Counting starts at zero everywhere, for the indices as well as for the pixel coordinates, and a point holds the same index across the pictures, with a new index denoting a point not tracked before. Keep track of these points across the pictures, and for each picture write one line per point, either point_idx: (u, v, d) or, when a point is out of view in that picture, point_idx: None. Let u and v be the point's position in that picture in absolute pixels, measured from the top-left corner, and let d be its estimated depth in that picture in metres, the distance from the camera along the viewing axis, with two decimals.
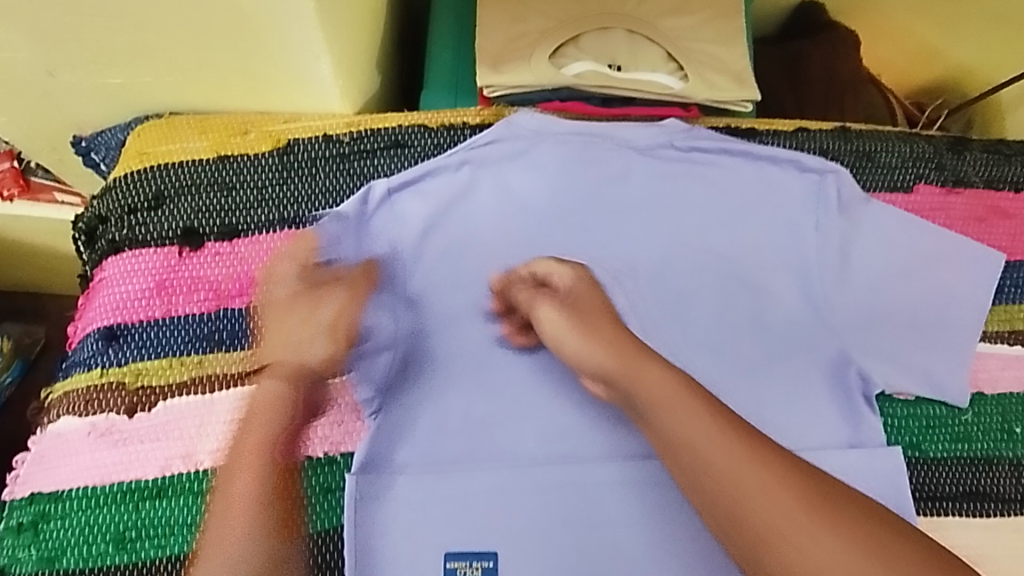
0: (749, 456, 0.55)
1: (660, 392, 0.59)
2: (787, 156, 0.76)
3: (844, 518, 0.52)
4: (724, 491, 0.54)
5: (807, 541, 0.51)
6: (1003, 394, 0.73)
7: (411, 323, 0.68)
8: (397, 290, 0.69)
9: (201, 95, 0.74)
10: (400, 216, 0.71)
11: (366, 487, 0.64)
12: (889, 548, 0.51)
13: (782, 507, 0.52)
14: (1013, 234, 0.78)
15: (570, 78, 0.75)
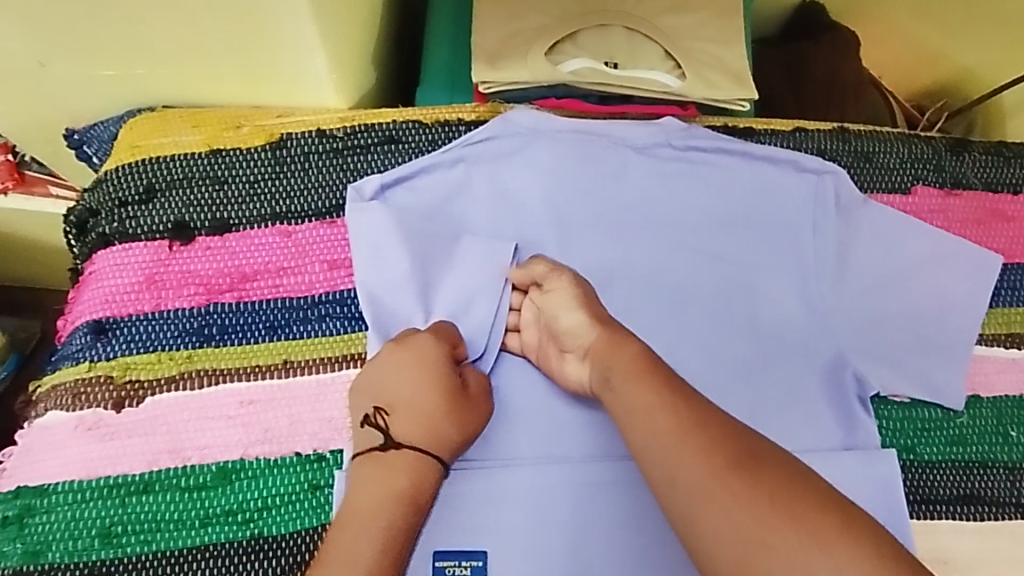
0: (688, 423, 0.52)
1: (619, 364, 0.58)
2: (785, 156, 0.76)
3: (779, 494, 0.48)
4: (673, 490, 0.50)
5: (728, 509, 0.47)
6: (999, 398, 0.72)
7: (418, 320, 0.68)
8: (405, 288, 0.68)
9: (194, 88, 0.73)
10: (402, 217, 0.70)
11: None
12: (817, 521, 0.46)
13: (712, 472, 0.49)
14: (1012, 237, 0.78)
15: (567, 74, 0.74)
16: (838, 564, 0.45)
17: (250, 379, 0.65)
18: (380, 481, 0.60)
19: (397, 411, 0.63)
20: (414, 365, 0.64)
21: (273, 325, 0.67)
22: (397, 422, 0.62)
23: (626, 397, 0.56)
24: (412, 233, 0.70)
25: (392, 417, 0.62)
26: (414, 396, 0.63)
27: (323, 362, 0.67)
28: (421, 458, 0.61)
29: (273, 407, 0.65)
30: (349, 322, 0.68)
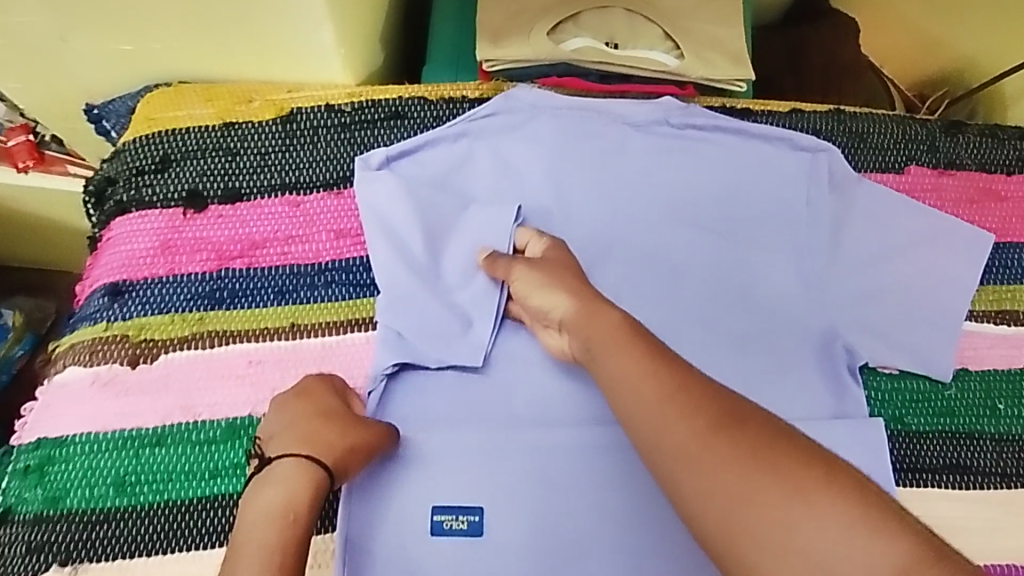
0: (671, 388, 0.51)
1: (604, 331, 0.58)
2: (780, 134, 0.78)
3: (762, 453, 0.46)
4: (656, 454, 0.49)
5: (709, 473, 0.46)
6: (988, 372, 0.73)
7: (425, 287, 0.70)
8: (413, 255, 0.71)
9: (209, 64, 0.76)
10: (411, 187, 0.72)
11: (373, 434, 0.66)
12: (804, 481, 0.44)
13: (695, 435, 0.48)
14: (1005, 216, 0.78)
15: (568, 53, 0.77)
16: (823, 519, 0.42)
17: (258, 341, 0.68)
18: (263, 498, 0.56)
19: (274, 436, 0.60)
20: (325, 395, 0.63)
21: (281, 290, 0.70)
22: (272, 444, 0.60)
23: (608, 364, 0.56)
24: (421, 203, 0.72)
25: (269, 441, 0.60)
26: (305, 417, 0.61)
27: (329, 326, 0.69)
28: (297, 465, 0.57)
29: (280, 368, 0.67)
30: (353, 289, 0.71)
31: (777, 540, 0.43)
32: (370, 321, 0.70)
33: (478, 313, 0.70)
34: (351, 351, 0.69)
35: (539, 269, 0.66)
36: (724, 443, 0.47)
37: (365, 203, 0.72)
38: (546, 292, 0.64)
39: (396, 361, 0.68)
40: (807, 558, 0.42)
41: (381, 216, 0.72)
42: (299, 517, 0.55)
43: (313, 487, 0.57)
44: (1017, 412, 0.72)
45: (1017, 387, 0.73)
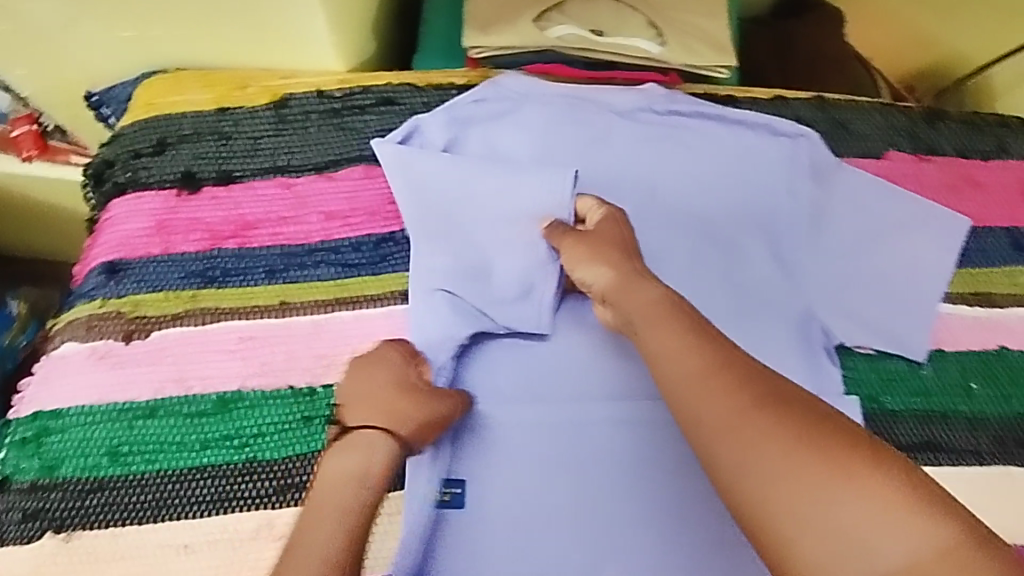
0: (713, 363, 0.50)
1: (641, 307, 0.58)
2: (760, 120, 0.79)
3: (803, 435, 0.44)
4: (695, 424, 0.48)
5: (754, 448, 0.44)
6: (963, 353, 0.75)
7: (469, 262, 0.72)
8: (449, 229, 0.73)
9: (206, 51, 0.79)
10: (432, 164, 0.74)
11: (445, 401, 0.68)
12: (847, 462, 0.42)
13: (739, 409, 0.46)
14: (983, 202, 0.80)
15: (554, 40, 0.79)
16: (866, 504, 0.40)
17: (249, 318, 0.70)
18: (335, 464, 0.57)
19: (354, 402, 0.60)
20: (388, 367, 0.63)
21: (272, 269, 0.72)
22: (354, 411, 0.60)
23: (650, 338, 0.55)
24: (443, 177, 0.74)
25: (348, 407, 0.60)
26: (382, 387, 0.61)
27: (317, 304, 0.72)
28: (377, 437, 0.58)
29: (271, 344, 0.70)
30: (341, 269, 0.73)
31: (816, 518, 0.40)
32: (357, 300, 0.72)
33: (541, 284, 0.71)
34: (338, 328, 0.71)
35: (588, 242, 0.67)
36: (768, 418, 0.45)
37: (398, 181, 0.74)
38: (590, 265, 0.65)
39: (473, 330, 0.69)
40: (850, 542, 0.39)
41: (414, 194, 0.74)
42: (376, 486, 0.56)
43: (388, 459, 0.57)
44: (991, 393, 0.73)
45: (991, 369, 0.74)
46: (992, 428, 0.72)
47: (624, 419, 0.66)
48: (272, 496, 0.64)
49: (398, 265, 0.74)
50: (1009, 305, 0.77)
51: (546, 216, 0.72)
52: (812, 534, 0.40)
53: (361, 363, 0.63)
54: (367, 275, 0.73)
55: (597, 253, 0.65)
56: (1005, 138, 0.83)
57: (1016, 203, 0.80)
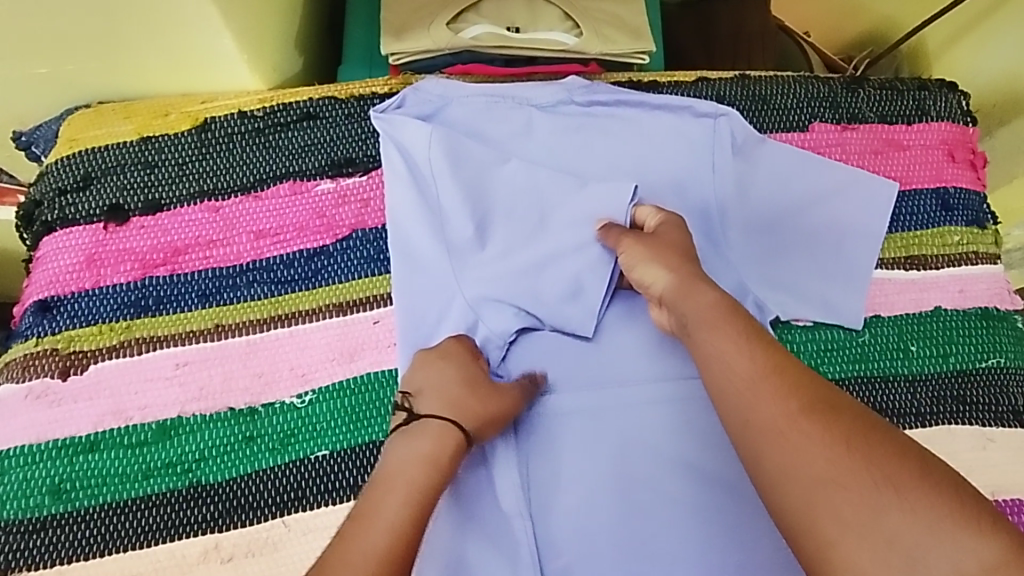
0: (765, 369, 0.53)
1: (700, 312, 0.59)
2: (680, 103, 0.79)
3: (858, 441, 0.48)
4: (744, 425, 0.52)
5: (805, 452, 0.48)
6: (900, 316, 0.75)
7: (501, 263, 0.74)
8: (463, 223, 0.75)
9: (124, 80, 0.78)
10: (457, 146, 0.76)
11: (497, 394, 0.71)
12: (890, 469, 0.46)
13: (791, 415, 0.50)
14: (908, 164, 0.80)
15: (468, 40, 0.79)
16: (911, 511, 0.44)
17: (185, 344, 0.71)
18: (399, 446, 0.59)
19: (427, 391, 0.63)
20: (455, 366, 0.66)
21: (205, 293, 0.72)
22: (423, 400, 0.63)
23: (703, 343, 0.57)
24: (466, 161, 0.76)
25: (418, 396, 0.63)
26: (454, 384, 0.64)
27: (251, 324, 0.72)
28: (443, 425, 0.61)
29: (209, 368, 0.70)
30: (274, 286, 0.73)
31: (864, 524, 0.44)
32: (292, 316, 0.72)
33: (594, 284, 0.73)
34: (274, 346, 0.71)
35: (645, 243, 0.68)
36: (821, 424, 0.49)
37: (406, 180, 0.76)
38: (649, 265, 0.66)
39: (521, 327, 0.73)
40: (896, 548, 0.43)
41: (420, 194, 0.75)
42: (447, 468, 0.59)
43: (457, 446, 0.60)
44: (929, 352, 0.74)
45: (928, 329, 0.75)
46: (932, 386, 0.73)
47: (567, 411, 0.71)
48: (219, 519, 0.65)
49: (331, 277, 0.74)
50: (941, 265, 0.77)
51: (605, 218, 0.74)
52: (859, 538, 0.44)
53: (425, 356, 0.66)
54: (301, 290, 0.73)
55: (657, 254, 0.66)
56: (925, 99, 0.83)
57: (940, 163, 0.81)
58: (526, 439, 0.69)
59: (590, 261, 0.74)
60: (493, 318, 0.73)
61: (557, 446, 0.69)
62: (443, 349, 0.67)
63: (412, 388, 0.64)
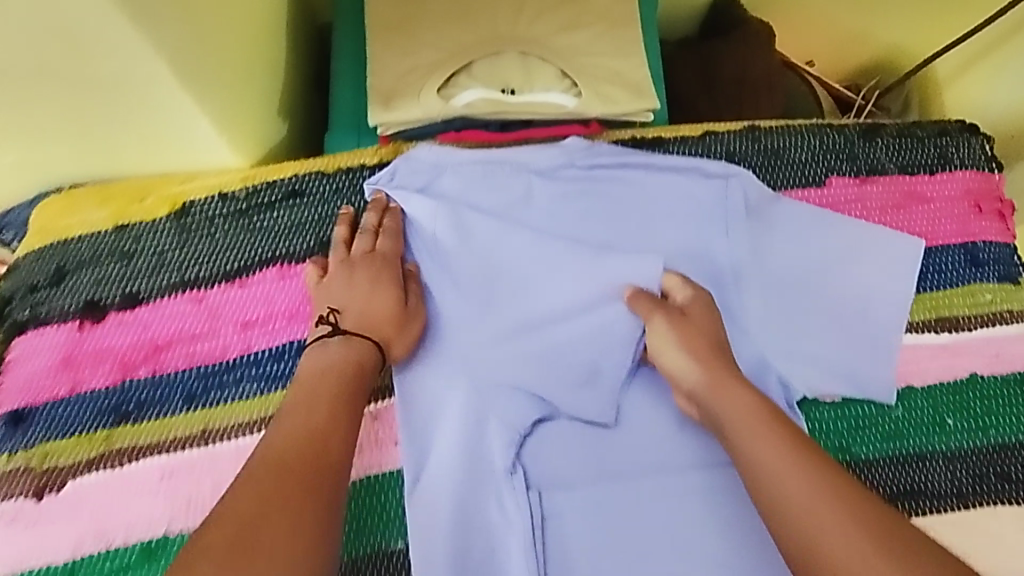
0: (826, 490, 0.51)
1: (738, 415, 0.58)
2: (688, 164, 0.74)
3: (921, 574, 0.45)
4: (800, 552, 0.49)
5: None
6: (933, 386, 0.71)
7: (505, 345, 0.69)
8: (466, 306, 0.70)
9: (95, 164, 0.72)
10: (458, 220, 0.71)
11: (512, 491, 0.66)
12: None
13: None
14: (932, 218, 0.76)
15: (461, 107, 0.74)
16: None
17: (170, 452, 0.66)
18: (321, 362, 0.62)
19: (355, 310, 0.65)
20: (388, 291, 0.67)
21: (191, 393, 0.68)
22: (349, 318, 0.65)
23: (753, 450, 0.55)
24: (464, 238, 0.71)
25: (345, 313, 0.65)
26: (388, 312, 0.66)
27: (240, 426, 0.67)
28: (365, 346, 0.63)
29: (196, 478, 0.65)
30: (263, 382, 0.68)
31: None
32: None
33: (606, 366, 0.69)
34: None
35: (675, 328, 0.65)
36: None
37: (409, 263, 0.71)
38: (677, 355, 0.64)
39: (535, 418, 0.69)
40: None
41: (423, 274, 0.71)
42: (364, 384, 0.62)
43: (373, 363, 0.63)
44: (967, 426, 0.70)
45: (965, 399, 0.71)
46: (971, 463, 0.69)
47: (581, 506, 0.66)
48: None
49: None
50: (974, 326, 0.73)
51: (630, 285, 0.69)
52: None
53: (352, 271, 0.67)
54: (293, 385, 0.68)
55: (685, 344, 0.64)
56: (947, 146, 0.78)
57: (966, 215, 0.76)
58: (541, 538, 0.65)
59: (602, 342, 0.70)
60: (502, 408, 0.68)
61: (571, 545, 0.65)
62: (367, 266, 0.68)
63: (338, 303, 0.66)
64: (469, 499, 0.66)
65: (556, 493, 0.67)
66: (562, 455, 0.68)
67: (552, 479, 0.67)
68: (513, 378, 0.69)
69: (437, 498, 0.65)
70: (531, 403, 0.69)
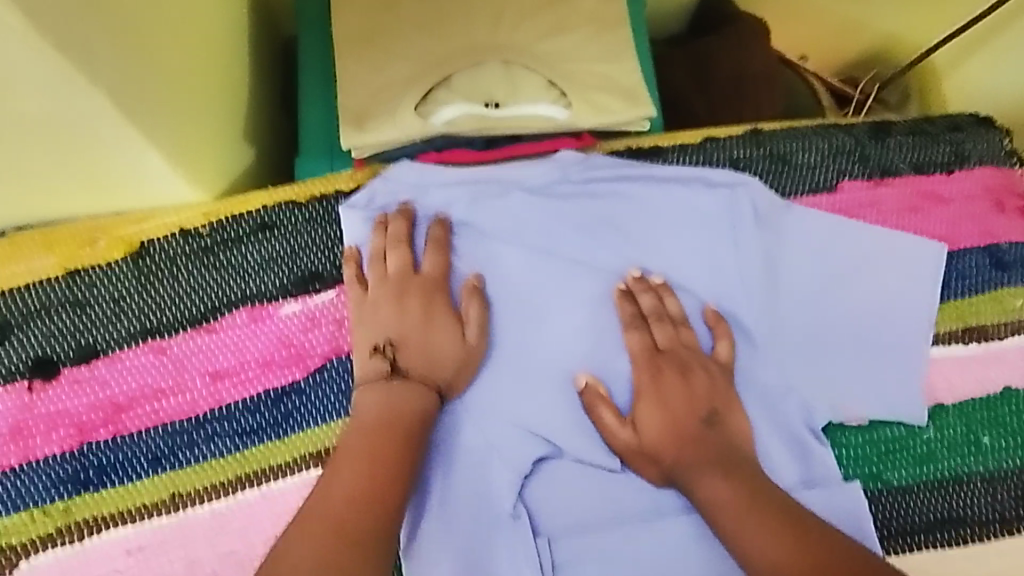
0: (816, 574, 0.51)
1: (726, 499, 0.56)
2: (690, 174, 0.69)
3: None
4: None
5: None
6: (965, 402, 0.66)
7: (503, 380, 0.63)
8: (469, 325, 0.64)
9: (34, 207, 0.63)
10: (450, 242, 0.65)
11: (522, 541, 0.60)
12: None
13: None
14: (953, 220, 0.70)
15: (440, 126, 0.69)
16: None
17: (135, 523, 0.60)
18: (384, 402, 0.58)
19: (413, 344, 0.61)
20: (445, 324, 0.62)
21: (156, 455, 0.61)
22: (409, 355, 0.60)
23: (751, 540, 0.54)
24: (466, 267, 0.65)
25: (404, 348, 0.61)
26: (445, 349, 0.61)
27: (213, 489, 0.61)
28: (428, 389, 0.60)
29: (167, 551, 0.59)
30: (239, 438, 0.62)
31: None
32: (261, 473, 0.61)
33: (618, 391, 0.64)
34: (241, 514, 0.60)
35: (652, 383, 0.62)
36: None
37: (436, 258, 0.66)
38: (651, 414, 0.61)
39: (537, 456, 0.62)
40: None
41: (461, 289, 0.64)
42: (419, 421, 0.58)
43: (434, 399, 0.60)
44: (1004, 444, 0.65)
45: (1000, 414, 0.66)
46: (1011, 483, 0.64)
47: (595, 556, 0.60)
48: None
49: (304, 420, 0.63)
50: (1003, 335, 0.67)
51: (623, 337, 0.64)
52: None
53: (405, 295, 0.62)
54: (270, 440, 0.62)
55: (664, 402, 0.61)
56: (963, 142, 0.73)
57: (988, 215, 0.71)
58: None
59: (610, 372, 0.64)
60: (504, 450, 0.62)
61: None
62: (418, 289, 0.63)
63: (395, 335, 0.61)
64: (472, 551, 0.59)
65: (567, 542, 0.60)
66: (569, 500, 0.62)
67: (563, 528, 0.61)
68: (513, 417, 0.62)
69: (438, 556, 0.59)
70: (535, 441, 0.62)
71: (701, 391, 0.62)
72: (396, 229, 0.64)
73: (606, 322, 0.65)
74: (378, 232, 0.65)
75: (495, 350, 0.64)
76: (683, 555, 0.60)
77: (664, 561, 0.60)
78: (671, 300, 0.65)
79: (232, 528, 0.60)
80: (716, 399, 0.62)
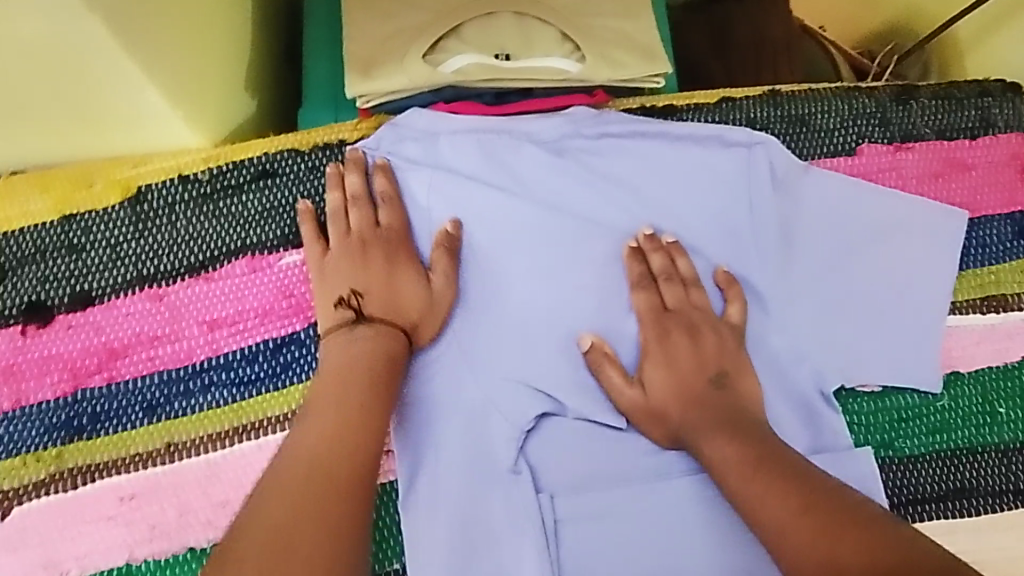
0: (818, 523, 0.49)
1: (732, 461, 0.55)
2: (706, 132, 0.66)
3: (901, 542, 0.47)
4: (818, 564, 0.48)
5: None
6: (982, 371, 0.64)
7: (509, 334, 0.62)
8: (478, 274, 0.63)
9: (34, 148, 0.62)
10: (453, 194, 0.64)
11: (525, 495, 0.58)
12: None
13: None
14: (974, 187, 0.68)
15: (450, 75, 0.66)
16: None
17: (129, 472, 0.58)
18: (345, 355, 0.56)
19: (376, 295, 0.59)
20: (409, 277, 0.60)
21: (151, 404, 0.60)
22: (371, 301, 0.59)
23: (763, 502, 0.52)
24: (466, 186, 0.63)
25: (368, 295, 0.59)
26: (409, 297, 0.59)
27: (208, 440, 0.59)
28: (392, 330, 0.58)
29: (160, 497, 0.58)
30: (236, 388, 0.61)
31: None
32: (258, 425, 0.60)
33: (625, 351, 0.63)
34: (238, 466, 0.59)
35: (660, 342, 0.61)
36: None
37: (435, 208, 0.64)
38: (658, 373, 0.60)
39: (540, 411, 0.61)
40: None
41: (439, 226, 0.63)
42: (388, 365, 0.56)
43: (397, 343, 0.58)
44: (1020, 415, 0.63)
45: (1017, 385, 0.64)
46: None
47: (593, 513, 0.59)
48: None
49: (303, 372, 0.61)
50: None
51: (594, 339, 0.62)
52: None
53: (365, 250, 0.60)
54: (268, 392, 0.61)
55: (673, 362, 0.60)
56: (989, 108, 0.71)
57: (1012, 182, 0.69)
58: (555, 551, 0.58)
59: (617, 331, 0.63)
60: (509, 406, 0.60)
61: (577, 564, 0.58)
62: (379, 244, 0.61)
63: (357, 284, 0.59)
64: (470, 503, 0.58)
65: (568, 500, 0.59)
66: (572, 459, 0.61)
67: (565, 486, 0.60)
68: (514, 370, 0.61)
69: (436, 507, 0.58)
70: (538, 399, 0.61)
71: (710, 352, 0.60)
72: (352, 181, 0.62)
73: (614, 279, 0.64)
74: (334, 190, 0.63)
75: (498, 304, 0.62)
76: (688, 517, 0.59)
77: (667, 521, 0.59)
78: (682, 259, 0.63)
79: (226, 480, 0.59)
80: (725, 359, 0.60)
